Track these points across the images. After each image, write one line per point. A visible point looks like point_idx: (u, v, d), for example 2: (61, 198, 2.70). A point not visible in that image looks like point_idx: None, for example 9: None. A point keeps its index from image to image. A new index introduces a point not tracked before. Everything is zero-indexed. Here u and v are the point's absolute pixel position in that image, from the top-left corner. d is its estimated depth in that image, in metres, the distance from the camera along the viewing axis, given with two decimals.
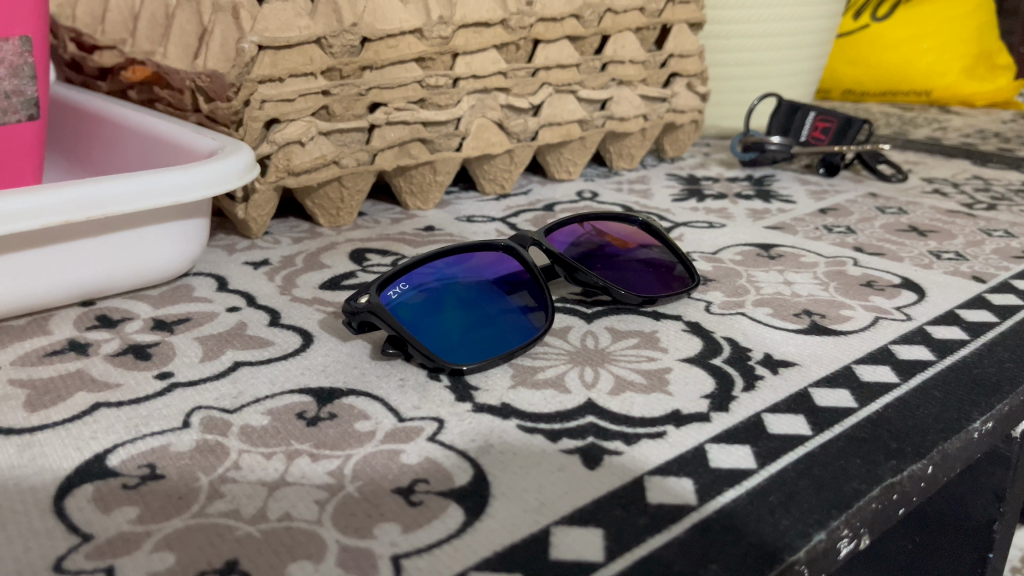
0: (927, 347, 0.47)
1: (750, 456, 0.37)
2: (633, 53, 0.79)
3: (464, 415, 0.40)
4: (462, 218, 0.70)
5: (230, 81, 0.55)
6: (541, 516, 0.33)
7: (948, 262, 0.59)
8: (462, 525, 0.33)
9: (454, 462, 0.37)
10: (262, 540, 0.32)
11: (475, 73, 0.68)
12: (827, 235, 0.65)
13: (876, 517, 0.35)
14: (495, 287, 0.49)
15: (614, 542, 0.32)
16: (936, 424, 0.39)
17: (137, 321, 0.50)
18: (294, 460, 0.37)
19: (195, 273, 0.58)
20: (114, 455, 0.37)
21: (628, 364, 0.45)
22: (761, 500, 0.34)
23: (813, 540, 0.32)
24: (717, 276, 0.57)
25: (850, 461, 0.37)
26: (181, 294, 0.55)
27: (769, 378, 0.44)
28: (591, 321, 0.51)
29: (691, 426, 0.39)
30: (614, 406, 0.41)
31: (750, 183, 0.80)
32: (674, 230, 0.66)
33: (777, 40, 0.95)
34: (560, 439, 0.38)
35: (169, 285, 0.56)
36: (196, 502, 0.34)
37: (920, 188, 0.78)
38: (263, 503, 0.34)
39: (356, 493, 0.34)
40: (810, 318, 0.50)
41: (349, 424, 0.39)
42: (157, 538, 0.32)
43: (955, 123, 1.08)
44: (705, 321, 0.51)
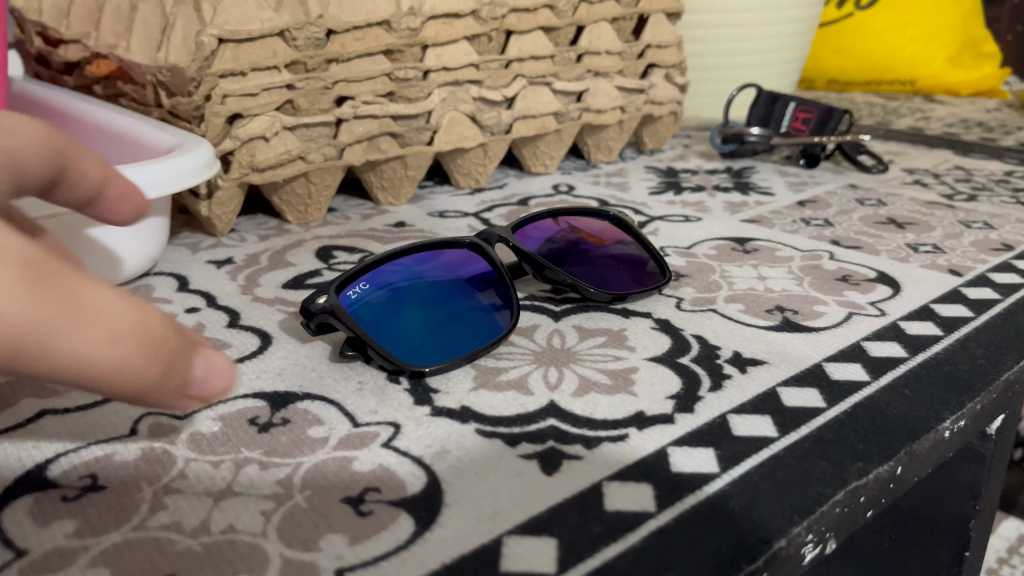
0: (899, 343, 0.46)
1: (714, 460, 0.36)
2: (608, 44, 0.78)
3: (421, 419, 0.39)
4: (434, 214, 0.69)
5: (190, 75, 0.53)
6: (494, 525, 0.32)
7: (925, 255, 0.58)
8: (411, 535, 0.32)
9: (407, 469, 0.36)
10: (203, 554, 0.31)
11: (446, 65, 0.67)
12: (803, 228, 0.64)
13: (842, 520, 0.34)
14: (466, 285, 0.48)
15: (568, 552, 0.31)
16: (905, 423, 0.38)
17: None
18: (242, 468, 0.35)
19: (156, 273, 0.57)
20: (56, 464, 0.36)
21: (593, 363, 0.44)
22: (723, 505, 0.33)
23: (774, 547, 0.31)
24: (690, 271, 0.56)
25: (815, 463, 0.36)
26: (141, 295, 0.53)
27: (737, 377, 0.43)
28: (559, 318, 0.50)
29: (654, 428, 0.38)
30: (576, 407, 0.40)
31: (728, 175, 0.79)
32: (648, 225, 0.65)
33: (757, 29, 0.94)
34: (519, 444, 0.37)
35: (128, 285, 0.55)
36: (137, 514, 0.33)
37: (900, 179, 0.77)
38: (207, 515, 0.33)
39: (304, 503, 0.33)
40: (783, 315, 0.49)
41: (302, 430, 0.38)
42: (94, 553, 0.31)
43: (938, 112, 1.06)
44: (675, 318, 0.49)
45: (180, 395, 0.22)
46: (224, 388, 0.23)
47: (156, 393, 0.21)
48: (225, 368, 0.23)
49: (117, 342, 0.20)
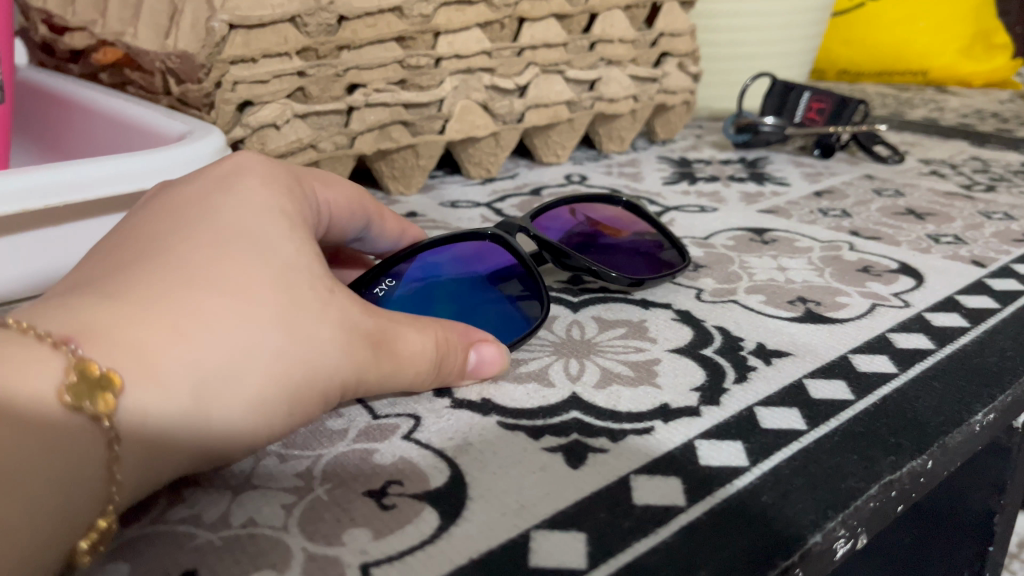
0: (926, 335, 0.45)
1: (742, 453, 0.35)
2: (621, 33, 0.77)
3: (442, 411, 0.38)
4: (446, 203, 0.68)
5: (200, 62, 0.52)
6: (520, 519, 0.31)
7: (947, 246, 0.58)
8: (436, 530, 0.31)
9: (430, 461, 0.35)
10: (223, 548, 0.30)
11: (458, 52, 0.66)
12: (821, 218, 0.63)
13: (873, 516, 0.33)
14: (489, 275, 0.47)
15: (598, 547, 0.30)
16: (936, 417, 0.38)
17: None
18: (260, 460, 0.35)
19: None
20: None
21: (615, 355, 0.43)
22: (754, 499, 0.32)
23: (808, 543, 0.30)
24: (708, 262, 0.55)
25: (846, 458, 0.35)
26: None
27: (762, 368, 0.42)
28: (577, 310, 0.49)
29: (679, 421, 0.37)
30: (599, 399, 0.39)
31: (743, 166, 0.78)
32: (664, 215, 0.64)
33: (771, 19, 0.92)
34: (543, 437, 0.36)
35: None
36: (154, 507, 0.32)
37: (917, 169, 0.76)
38: (226, 508, 0.32)
39: (324, 496, 0.33)
40: (805, 306, 0.49)
41: (320, 421, 0.37)
42: (112, 547, 0.30)
43: (952, 103, 1.05)
44: (696, 309, 0.49)
45: (464, 373, 0.38)
46: (494, 369, 0.39)
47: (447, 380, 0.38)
48: (497, 357, 0.39)
49: (424, 369, 0.36)
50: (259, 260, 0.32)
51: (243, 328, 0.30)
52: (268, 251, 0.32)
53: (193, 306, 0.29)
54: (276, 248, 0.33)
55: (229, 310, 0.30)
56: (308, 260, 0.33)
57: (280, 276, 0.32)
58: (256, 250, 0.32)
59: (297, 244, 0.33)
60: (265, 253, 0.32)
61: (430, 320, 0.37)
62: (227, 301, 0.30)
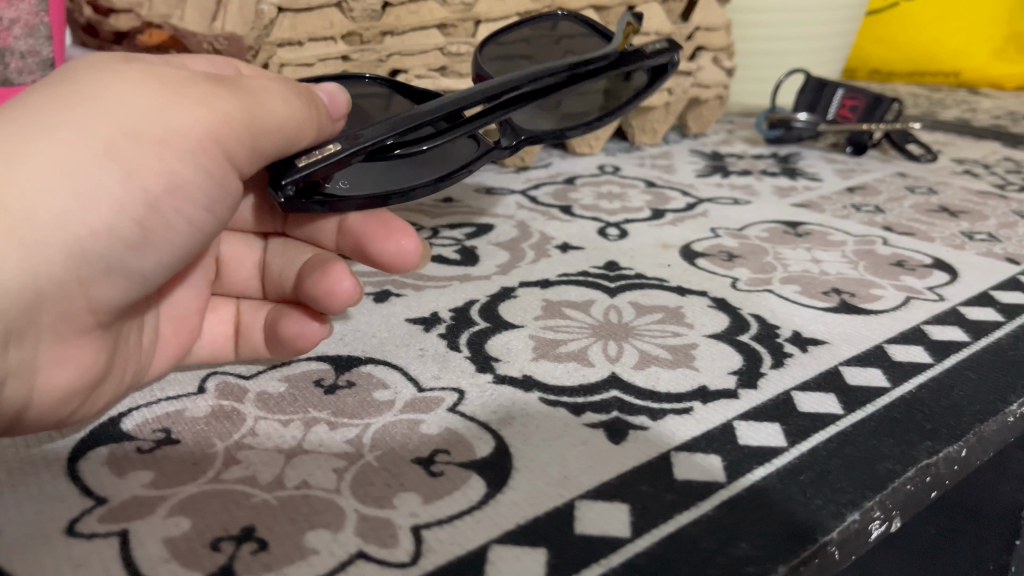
0: (961, 328, 0.46)
1: (780, 434, 0.36)
2: (658, 26, 0.77)
3: (485, 386, 0.39)
4: (482, 190, 0.69)
5: (249, 44, 0.54)
6: (565, 490, 0.32)
7: (980, 243, 0.58)
8: (484, 497, 0.32)
9: (475, 433, 0.36)
10: (280, 507, 0.31)
11: (498, 41, 0.67)
12: (855, 213, 0.64)
13: (909, 499, 0.34)
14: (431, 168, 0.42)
15: (641, 518, 0.31)
16: (971, 406, 0.38)
17: None
18: (311, 427, 0.36)
19: None
20: (128, 419, 0.36)
21: (652, 339, 0.44)
22: (793, 478, 0.33)
23: (847, 521, 0.31)
24: (743, 253, 0.56)
25: (883, 441, 0.35)
26: None
27: (798, 355, 0.42)
28: (614, 295, 0.50)
29: (718, 402, 0.38)
30: (638, 380, 0.40)
31: (775, 161, 0.79)
32: (698, 207, 0.65)
33: (805, 16, 0.93)
34: (584, 413, 0.37)
35: None
36: (211, 468, 0.33)
37: (950, 168, 0.76)
38: (281, 471, 0.33)
39: (374, 462, 0.34)
40: (840, 297, 0.49)
41: (368, 393, 0.39)
42: (172, 503, 0.31)
43: (985, 104, 1.05)
44: (731, 297, 0.49)
45: (330, 115, 0.37)
46: (345, 106, 0.39)
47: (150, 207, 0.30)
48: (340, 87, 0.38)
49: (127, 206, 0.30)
50: (88, 129, 0.28)
51: (138, 185, 0.30)
52: (109, 117, 0.29)
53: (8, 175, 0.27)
54: (111, 112, 0.29)
55: (104, 168, 0.29)
56: (174, 119, 0.30)
57: (155, 139, 0.30)
58: (74, 114, 0.28)
59: (151, 100, 0.30)
60: (85, 117, 0.28)
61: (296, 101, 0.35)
62: (85, 159, 0.28)
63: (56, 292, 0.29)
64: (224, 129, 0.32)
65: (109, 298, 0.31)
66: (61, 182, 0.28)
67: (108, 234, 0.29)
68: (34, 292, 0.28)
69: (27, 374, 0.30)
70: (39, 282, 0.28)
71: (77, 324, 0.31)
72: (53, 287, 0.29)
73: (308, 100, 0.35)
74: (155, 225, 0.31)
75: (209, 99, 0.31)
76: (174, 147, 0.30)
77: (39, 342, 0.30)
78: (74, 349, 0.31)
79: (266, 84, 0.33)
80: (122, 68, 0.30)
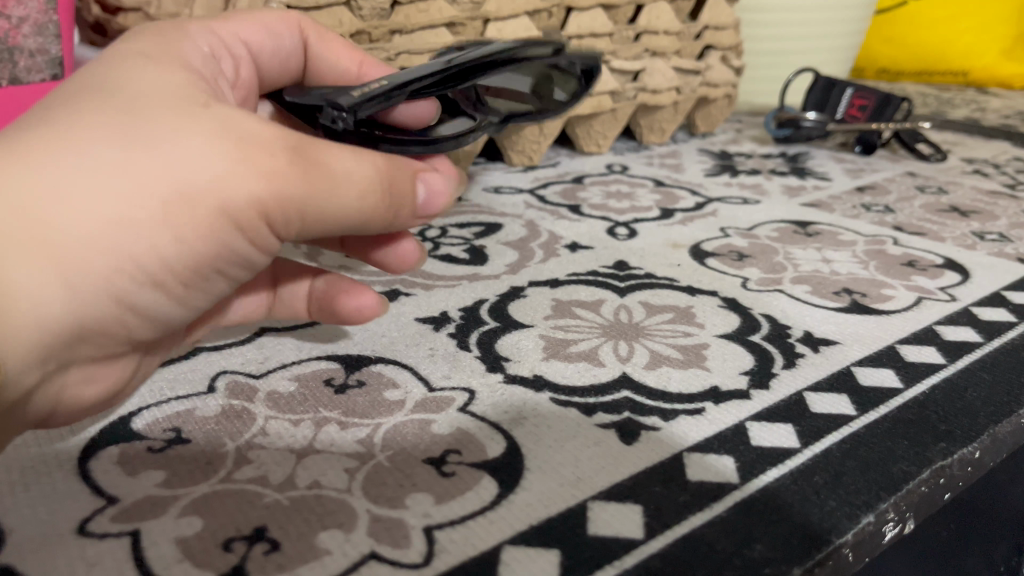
0: (973, 328, 0.45)
1: (793, 435, 0.36)
2: (667, 24, 0.77)
3: (496, 385, 0.39)
4: (489, 189, 0.69)
5: None
6: (577, 490, 0.32)
7: (992, 243, 0.58)
8: (497, 497, 0.32)
9: (486, 433, 0.36)
10: (291, 507, 0.31)
11: (507, 39, 0.66)
12: (865, 213, 0.64)
13: (923, 501, 0.34)
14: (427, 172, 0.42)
15: (655, 519, 0.31)
16: (986, 407, 0.38)
17: None
18: (322, 427, 0.36)
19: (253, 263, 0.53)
20: (139, 418, 0.36)
21: (663, 339, 0.44)
22: (806, 480, 0.33)
23: (862, 523, 0.31)
24: (753, 252, 0.56)
25: (897, 443, 0.35)
26: None
27: (810, 356, 0.42)
28: (624, 295, 0.49)
29: (730, 403, 0.38)
30: (649, 380, 0.40)
31: (783, 160, 0.79)
32: (707, 206, 0.65)
33: (814, 15, 0.93)
34: (595, 413, 0.37)
35: None
36: (223, 468, 0.33)
37: (960, 168, 0.76)
38: (292, 470, 0.33)
39: (386, 462, 0.34)
40: (851, 297, 0.49)
41: (379, 392, 0.38)
42: (184, 503, 0.31)
43: (994, 104, 1.05)
44: (741, 297, 0.49)
45: (415, 211, 0.32)
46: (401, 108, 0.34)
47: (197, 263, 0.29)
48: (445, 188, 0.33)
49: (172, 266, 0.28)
50: (142, 192, 0.26)
51: (185, 253, 0.28)
52: (168, 181, 0.26)
53: (57, 231, 0.25)
54: (176, 179, 0.26)
55: (150, 235, 0.27)
56: (231, 188, 0.27)
57: (210, 207, 0.27)
58: (139, 173, 0.26)
59: (217, 172, 0.27)
60: (148, 179, 0.26)
61: (373, 155, 0.30)
62: (139, 227, 0.26)
63: (95, 329, 0.29)
64: (283, 208, 0.28)
65: (142, 334, 0.31)
66: (106, 246, 0.26)
67: (148, 289, 0.28)
68: (73, 332, 0.28)
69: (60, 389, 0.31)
70: (81, 324, 0.28)
71: (108, 349, 0.31)
72: (92, 327, 0.29)
73: (391, 193, 0.31)
74: (196, 280, 0.30)
75: (278, 181, 0.27)
76: (230, 221, 0.28)
77: (73, 363, 0.30)
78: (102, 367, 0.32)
79: (343, 149, 0.29)
80: (194, 115, 0.27)
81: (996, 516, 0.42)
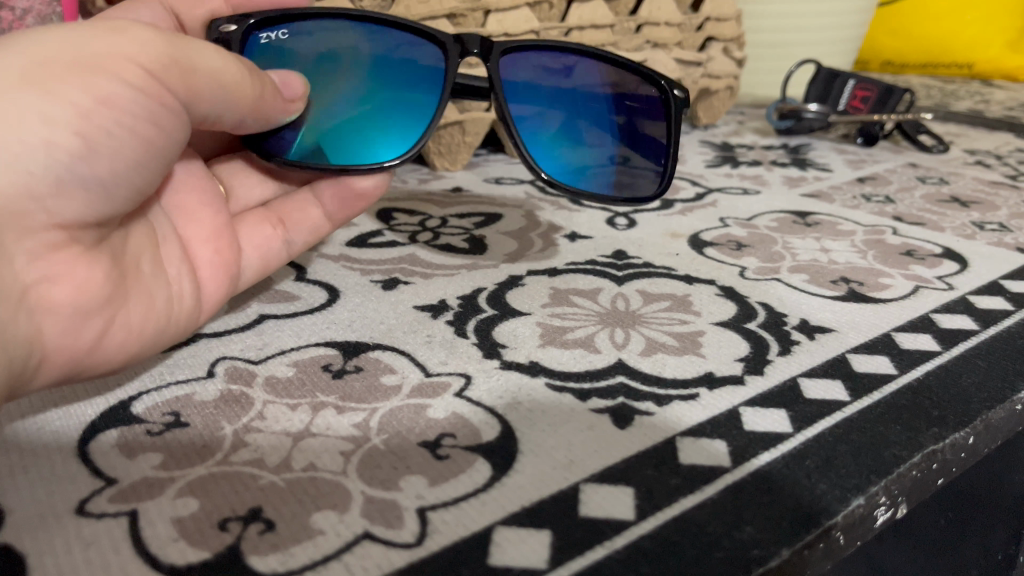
0: (970, 316, 0.45)
1: (786, 420, 0.36)
2: (668, 16, 0.77)
3: (492, 371, 0.40)
4: (491, 180, 0.69)
5: None
6: (570, 473, 0.32)
7: (991, 233, 0.58)
8: (490, 480, 0.32)
9: (481, 418, 0.36)
10: (287, 489, 0.31)
11: (507, 31, 0.66)
12: (865, 203, 0.64)
13: (915, 485, 0.34)
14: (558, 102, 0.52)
15: (645, 501, 0.31)
16: (979, 393, 0.38)
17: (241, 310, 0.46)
18: (319, 411, 0.36)
19: None
20: (139, 402, 0.37)
21: (659, 326, 0.44)
22: (798, 464, 0.33)
23: (852, 505, 0.31)
24: (752, 242, 0.56)
25: (890, 427, 0.35)
26: (261, 284, 0.49)
27: (805, 343, 0.42)
28: (622, 283, 0.50)
29: (724, 389, 0.38)
30: (645, 366, 0.40)
31: (784, 151, 0.79)
32: (707, 197, 0.65)
33: (817, 5, 0.92)
34: (590, 399, 0.37)
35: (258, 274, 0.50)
36: (219, 451, 0.33)
37: (962, 159, 0.76)
38: (288, 453, 0.33)
39: (381, 446, 0.34)
40: (848, 286, 0.49)
41: (375, 377, 0.39)
42: (181, 484, 0.31)
43: (998, 96, 1.05)
44: (739, 285, 0.49)
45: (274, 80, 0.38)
46: (300, 91, 0.41)
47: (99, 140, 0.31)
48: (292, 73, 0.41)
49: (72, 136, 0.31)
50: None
51: (63, 109, 0.30)
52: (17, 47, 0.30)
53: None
54: (25, 44, 0.30)
55: (36, 102, 0.30)
56: (91, 44, 0.31)
57: (71, 62, 0.30)
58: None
59: (64, 35, 0.31)
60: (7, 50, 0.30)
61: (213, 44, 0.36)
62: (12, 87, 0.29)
63: (10, 205, 0.30)
64: (148, 58, 0.32)
65: (70, 213, 0.32)
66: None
67: (41, 148, 0.30)
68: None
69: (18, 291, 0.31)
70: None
71: (45, 240, 0.31)
72: (4, 200, 0.30)
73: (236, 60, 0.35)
74: (98, 139, 0.31)
75: (127, 32, 0.31)
76: (96, 69, 0.31)
77: (14, 253, 0.31)
78: (62, 263, 0.32)
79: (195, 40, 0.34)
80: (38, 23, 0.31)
81: (994, 504, 0.42)
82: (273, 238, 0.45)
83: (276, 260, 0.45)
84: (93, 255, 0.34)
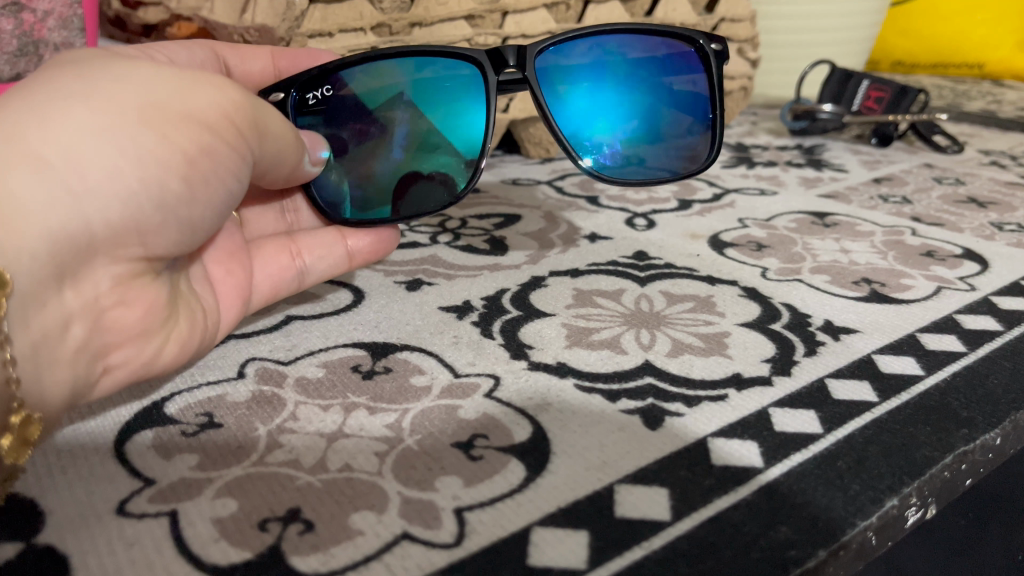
0: (994, 317, 0.46)
1: (816, 421, 0.36)
2: (683, 16, 0.77)
3: (520, 372, 0.40)
4: (508, 181, 0.70)
5: (281, 35, 0.55)
6: (604, 474, 0.33)
7: (1011, 234, 0.58)
8: (524, 480, 0.32)
9: (512, 418, 0.36)
10: (324, 489, 0.32)
11: (525, 32, 0.67)
12: (882, 204, 0.64)
13: (945, 486, 0.34)
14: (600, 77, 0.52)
15: (680, 502, 0.31)
16: (1007, 394, 0.38)
17: (269, 314, 0.45)
18: (351, 412, 0.36)
19: None
20: (172, 403, 0.37)
21: (685, 327, 0.44)
22: (830, 464, 0.33)
23: (885, 506, 0.31)
24: (771, 243, 0.56)
25: (919, 429, 0.36)
26: None
27: (830, 344, 0.43)
28: (644, 284, 0.50)
29: (753, 389, 0.38)
30: (672, 366, 0.40)
31: (799, 152, 0.79)
32: (725, 197, 0.66)
33: (830, 6, 0.93)
34: (619, 400, 0.38)
35: None
36: (255, 451, 0.34)
37: (977, 160, 0.76)
38: (323, 454, 0.34)
39: (415, 446, 0.34)
40: (870, 287, 0.49)
41: (405, 378, 0.39)
42: (219, 485, 0.32)
43: (1010, 96, 1.05)
44: (761, 286, 0.49)
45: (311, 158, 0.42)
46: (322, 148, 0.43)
47: (191, 183, 0.33)
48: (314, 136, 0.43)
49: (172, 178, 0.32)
50: (112, 100, 0.31)
51: (171, 155, 0.32)
52: (131, 91, 0.32)
53: (45, 143, 0.30)
54: (137, 89, 0.32)
55: (150, 145, 0.31)
56: (196, 99, 0.33)
57: (178, 112, 0.32)
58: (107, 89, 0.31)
59: (176, 86, 0.33)
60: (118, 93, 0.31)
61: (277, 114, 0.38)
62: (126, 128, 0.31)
63: (111, 238, 0.31)
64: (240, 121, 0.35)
65: (162, 246, 0.33)
66: (93, 148, 0.30)
67: (149, 190, 0.32)
68: (92, 237, 0.31)
69: (93, 314, 0.32)
70: (103, 236, 0.31)
71: (127, 269, 0.33)
72: (110, 234, 0.31)
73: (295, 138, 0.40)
74: (192, 183, 0.33)
75: (224, 88, 0.34)
76: (199, 122, 0.33)
77: (98, 278, 0.32)
78: (137, 290, 0.34)
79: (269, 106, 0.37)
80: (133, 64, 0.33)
81: None
82: (287, 268, 0.44)
83: (287, 289, 0.45)
84: (159, 280, 0.35)
